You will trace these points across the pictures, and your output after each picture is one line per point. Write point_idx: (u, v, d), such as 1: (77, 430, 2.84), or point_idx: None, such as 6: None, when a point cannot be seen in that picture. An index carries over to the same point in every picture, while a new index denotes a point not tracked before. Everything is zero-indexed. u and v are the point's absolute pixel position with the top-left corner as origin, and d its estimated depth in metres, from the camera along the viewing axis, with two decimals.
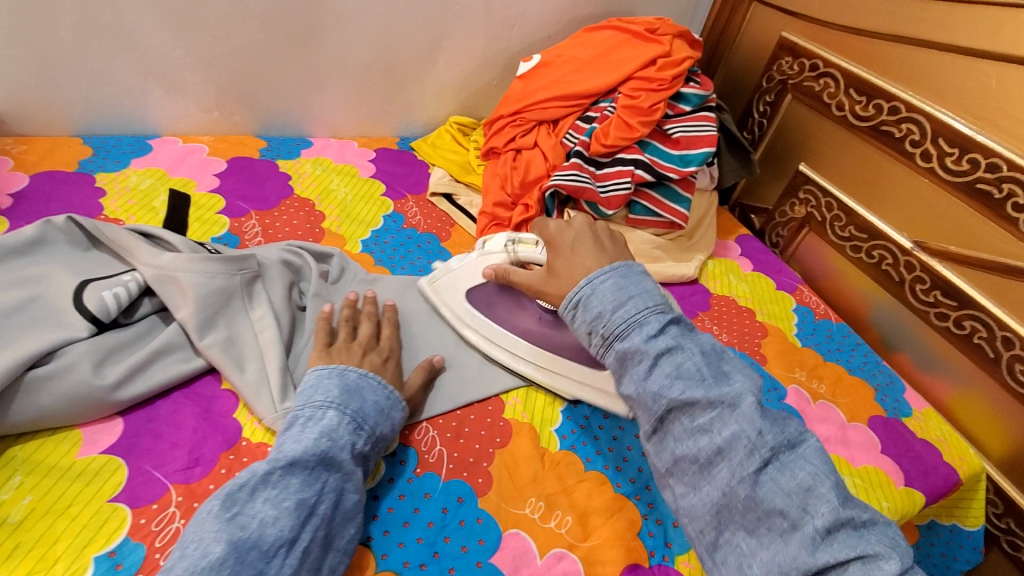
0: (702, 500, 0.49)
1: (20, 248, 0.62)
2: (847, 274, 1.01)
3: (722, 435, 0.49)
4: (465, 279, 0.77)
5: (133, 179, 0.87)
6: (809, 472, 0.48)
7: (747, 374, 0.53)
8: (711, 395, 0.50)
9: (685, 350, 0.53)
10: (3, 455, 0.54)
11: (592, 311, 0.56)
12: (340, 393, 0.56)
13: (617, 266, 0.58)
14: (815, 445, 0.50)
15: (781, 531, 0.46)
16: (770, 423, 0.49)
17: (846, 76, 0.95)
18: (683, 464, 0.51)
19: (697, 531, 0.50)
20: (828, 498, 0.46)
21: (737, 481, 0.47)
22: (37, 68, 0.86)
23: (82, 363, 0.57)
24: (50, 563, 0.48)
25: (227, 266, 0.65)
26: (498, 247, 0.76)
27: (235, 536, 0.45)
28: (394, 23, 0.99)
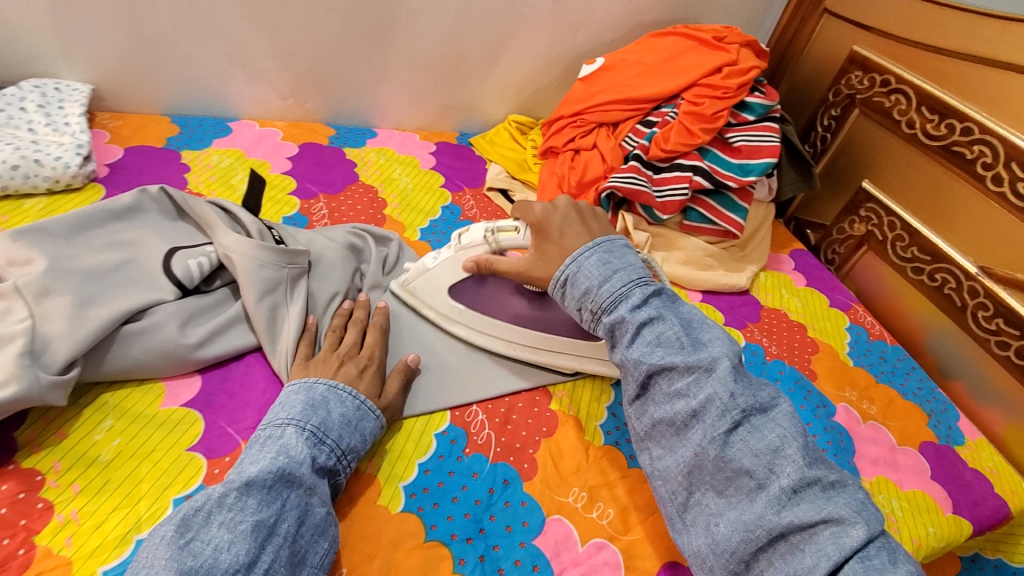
0: (676, 461, 0.52)
1: (118, 213, 0.67)
2: (905, 296, 0.99)
3: (697, 398, 0.51)
4: (445, 277, 0.73)
5: (214, 157, 0.93)
6: (778, 435, 0.50)
7: (726, 343, 0.55)
8: (688, 360, 0.53)
9: (666, 320, 0.56)
10: (98, 399, 0.59)
11: (580, 288, 0.60)
12: (303, 408, 0.55)
13: (601, 242, 0.62)
14: (788, 411, 0.52)
15: (748, 490, 0.48)
16: (744, 388, 0.52)
17: (918, 93, 0.93)
18: (660, 427, 0.54)
19: (670, 493, 0.53)
20: (795, 459, 0.48)
21: (708, 442, 0.50)
22: (136, 50, 0.93)
23: (169, 323, 0.61)
24: (135, 500, 0.53)
25: (277, 258, 0.68)
26: (477, 238, 0.70)
27: (186, 564, 0.42)
28: (464, 21, 1.02)
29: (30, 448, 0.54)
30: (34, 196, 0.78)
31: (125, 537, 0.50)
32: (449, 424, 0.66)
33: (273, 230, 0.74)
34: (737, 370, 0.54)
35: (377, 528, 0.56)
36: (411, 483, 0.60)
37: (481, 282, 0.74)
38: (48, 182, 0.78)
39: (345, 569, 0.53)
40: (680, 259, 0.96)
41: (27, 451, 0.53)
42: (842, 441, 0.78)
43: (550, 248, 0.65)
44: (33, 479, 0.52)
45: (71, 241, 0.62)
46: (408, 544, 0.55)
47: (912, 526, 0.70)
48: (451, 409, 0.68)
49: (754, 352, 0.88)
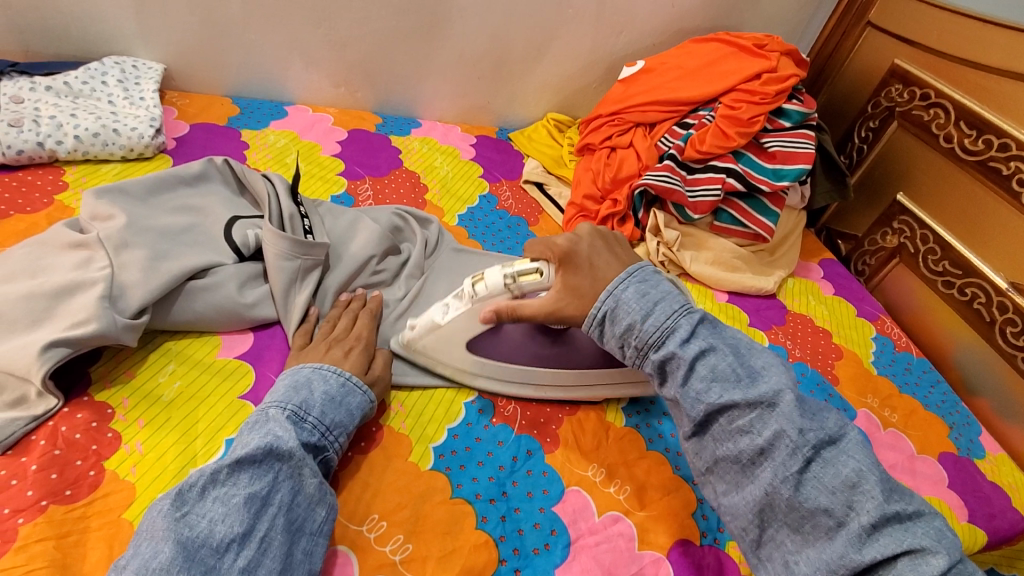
0: (746, 500, 0.52)
1: (188, 179, 0.73)
2: (934, 310, 0.98)
3: (763, 436, 0.51)
4: (461, 330, 0.65)
5: (271, 138, 0.99)
6: (852, 468, 0.50)
7: (782, 370, 0.54)
8: (749, 396, 0.52)
9: (718, 352, 0.55)
10: (163, 345, 0.64)
11: (622, 323, 0.58)
12: (286, 390, 0.56)
13: (633, 273, 0.60)
14: (857, 439, 0.52)
15: (826, 528, 0.48)
16: (809, 420, 0.52)
17: (958, 108, 0.93)
18: (724, 463, 0.54)
19: (741, 529, 0.53)
20: (874, 495, 0.48)
21: (780, 481, 0.49)
22: (207, 35, 0.99)
23: (229, 283, 0.67)
24: (193, 437, 0.58)
25: (293, 250, 0.68)
26: (497, 285, 0.63)
27: (183, 535, 0.43)
28: (511, 21, 1.07)
29: (102, 383, 0.59)
30: (110, 162, 0.85)
31: (183, 469, 0.55)
32: (478, 394, 0.70)
33: (305, 219, 0.75)
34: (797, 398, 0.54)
35: (407, 482, 0.59)
36: (440, 445, 0.64)
37: (497, 331, 0.67)
38: (123, 151, 0.85)
39: (377, 514, 0.57)
40: (708, 259, 0.98)
41: (100, 386, 0.59)
42: None
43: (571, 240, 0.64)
44: (104, 411, 0.57)
45: (146, 202, 0.69)
46: (436, 498, 0.59)
47: None
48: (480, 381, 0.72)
49: (777, 354, 0.89)
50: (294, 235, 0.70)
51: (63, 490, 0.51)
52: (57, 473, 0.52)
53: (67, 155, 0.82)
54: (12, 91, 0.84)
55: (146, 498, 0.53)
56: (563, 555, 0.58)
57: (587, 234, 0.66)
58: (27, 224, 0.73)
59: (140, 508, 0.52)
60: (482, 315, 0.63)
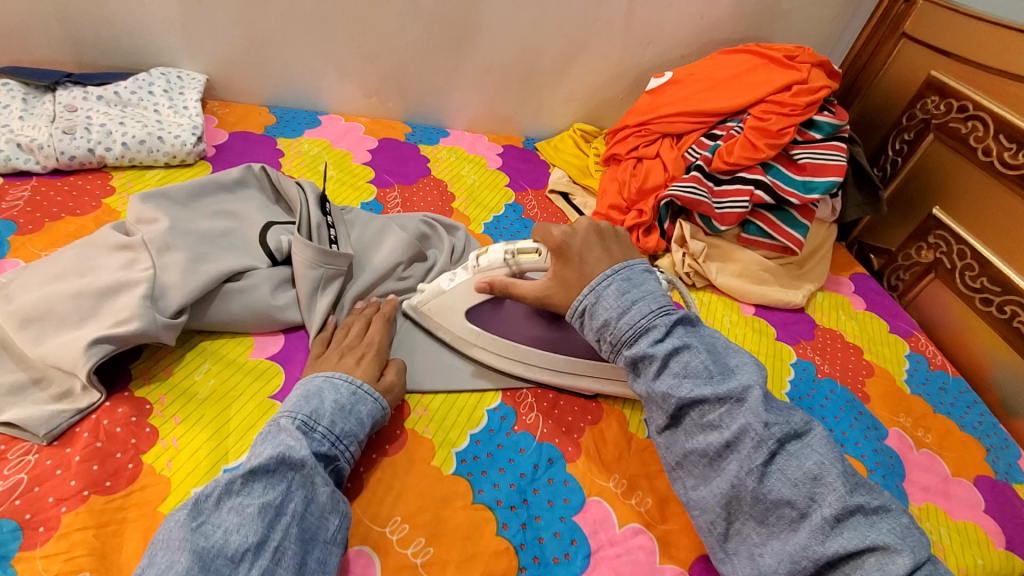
0: (713, 492, 0.55)
1: (227, 185, 0.76)
2: (971, 328, 0.95)
3: (730, 430, 0.54)
4: (460, 300, 0.71)
5: (306, 146, 1.02)
6: (816, 462, 0.53)
7: (751, 367, 0.58)
8: (718, 392, 0.56)
9: (692, 349, 0.58)
10: (200, 345, 0.67)
11: (600, 320, 0.61)
12: (297, 400, 0.57)
13: (618, 270, 0.63)
14: (821, 434, 0.56)
15: (790, 520, 0.52)
16: (776, 415, 0.55)
17: (996, 120, 0.91)
18: (693, 457, 0.57)
19: (710, 522, 0.56)
20: (835, 488, 0.51)
21: (745, 473, 0.53)
22: (247, 47, 1.03)
23: (262, 286, 0.69)
24: (225, 435, 0.60)
25: (316, 259, 0.70)
26: (497, 260, 0.69)
27: (199, 545, 0.44)
28: (540, 33, 1.08)
29: (142, 380, 0.62)
30: (154, 168, 0.89)
31: (215, 465, 0.57)
32: (500, 402, 0.70)
33: (331, 229, 0.77)
34: (765, 395, 0.57)
35: (429, 486, 0.60)
36: (463, 451, 0.64)
37: (498, 306, 0.72)
38: (166, 157, 0.89)
39: (399, 517, 0.57)
40: (734, 271, 0.97)
41: (140, 381, 0.62)
42: (891, 465, 0.77)
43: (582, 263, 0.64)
44: (143, 406, 0.60)
45: (188, 207, 0.72)
46: (457, 503, 0.60)
47: (960, 557, 0.68)
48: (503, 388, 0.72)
49: (805, 369, 0.87)
50: (320, 245, 0.72)
51: (104, 481, 0.54)
52: (98, 465, 0.54)
53: (115, 161, 0.86)
54: (67, 100, 0.89)
55: (180, 492, 0.55)
56: (583, 566, 0.57)
57: (582, 231, 0.67)
58: (77, 226, 0.77)
59: (174, 502, 0.54)
60: (477, 284, 0.69)
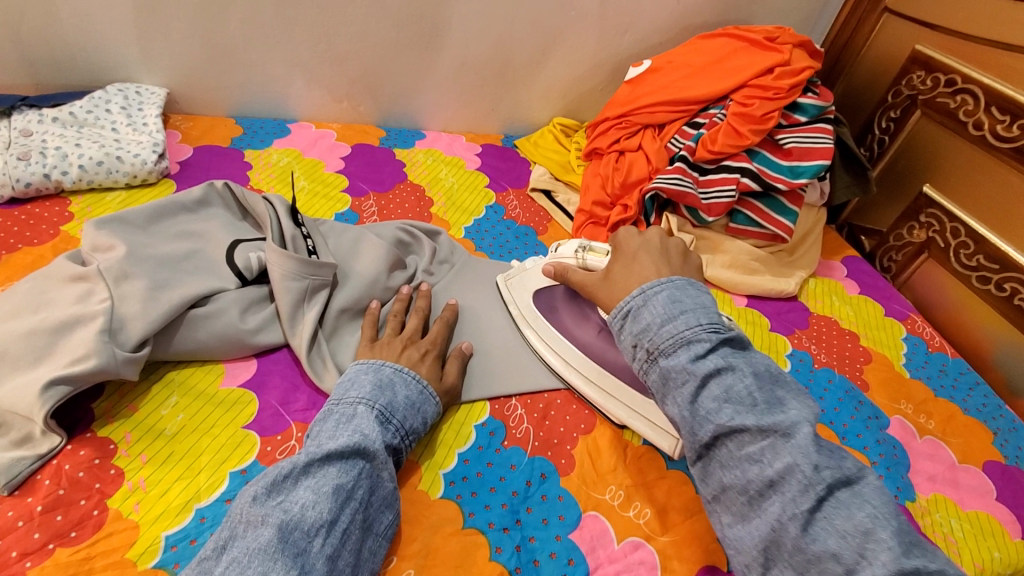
0: (750, 533, 0.48)
1: (190, 206, 0.73)
2: (970, 307, 0.93)
3: (773, 467, 0.47)
4: (533, 279, 0.79)
5: (274, 157, 0.98)
6: (868, 515, 0.44)
7: (804, 402, 0.51)
8: (761, 422, 0.49)
9: (737, 372, 0.52)
10: (166, 376, 0.63)
11: (641, 323, 0.57)
12: (372, 388, 0.57)
13: (674, 279, 0.58)
14: (875, 485, 0.47)
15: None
16: (827, 457, 0.47)
17: (987, 93, 0.88)
18: (730, 493, 0.50)
19: (743, 566, 0.49)
20: (889, 544, 0.42)
21: (786, 518, 0.45)
22: (208, 58, 0.99)
23: (231, 309, 0.65)
24: (196, 471, 0.56)
25: (299, 270, 0.68)
26: (569, 252, 0.75)
27: (280, 519, 0.45)
28: (514, 26, 1.04)
29: (105, 419, 0.58)
30: (114, 190, 0.85)
31: (187, 505, 0.54)
32: (488, 416, 0.67)
33: (307, 239, 0.74)
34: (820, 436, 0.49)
35: (418, 513, 0.57)
36: (451, 472, 0.61)
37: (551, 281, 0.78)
38: (127, 178, 0.85)
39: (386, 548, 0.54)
40: (725, 263, 0.95)
41: (103, 421, 0.58)
42: (895, 455, 0.74)
43: (619, 268, 0.67)
44: (107, 447, 0.56)
45: (147, 230, 0.68)
46: (446, 529, 0.57)
47: (972, 549, 0.67)
48: (490, 400, 0.69)
49: (802, 360, 0.85)
50: (302, 256, 0.69)
51: (69, 532, 0.51)
52: (62, 515, 0.51)
53: (73, 186, 0.82)
54: (21, 124, 0.85)
55: (149, 536, 0.52)
56: None
57: (647, 237, 0.69)
58: (33, 257, 0.73)
59: (145, 547, 0.51)
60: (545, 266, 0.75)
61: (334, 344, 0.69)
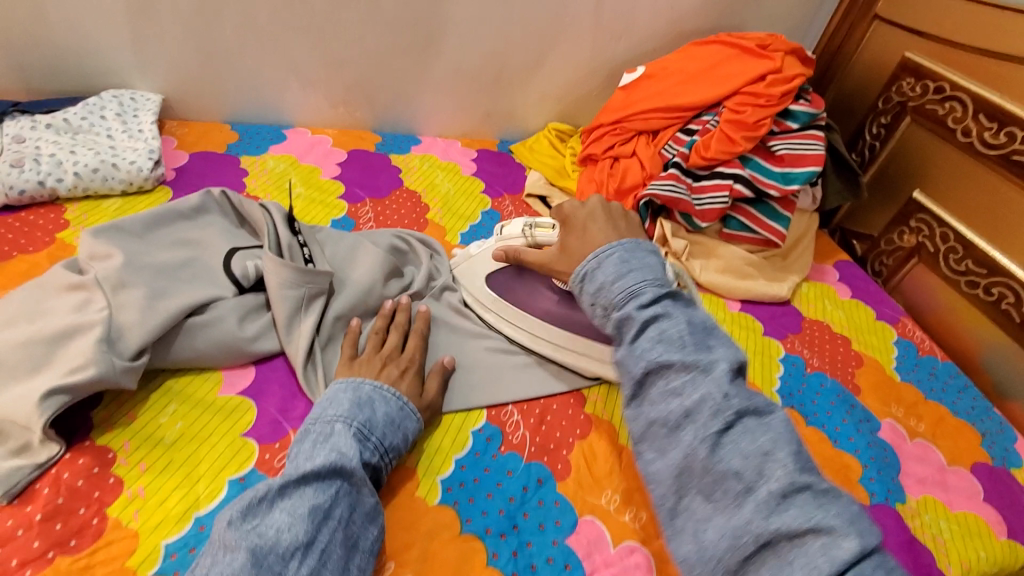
0: (667, 463, 0.50)
1: (187, 213, 0.73)
2: (959, 311, 0.95)
3: (691, 398, 0.50)
4: (482, 265, 0.80)
5: (271, 163, 0.99)
6: (770, 439, 0.48)
7: (731, 347, 0.54)
8: (687, 358, 0.52)
9: (672, 318, 0.55)
10: (164, 384, 0.63)
11: (596, 283, 0.59)
12: (350, 406, 0.57)
13: (625, 243, 0.61)
14: (784, 417, 0.50)
15: (735, 494, 0.46)
16: (740, 390, 0.50)
17: (975, 100, 0.90)
18: (654, 427, 0.52)
19: (660, 497, 0.50)
20: (784, 463, 0.46)
21: (698, 442, 0.48)
22: (204, 64, 0.99)
23: (229, 317, 0.66)
24: (195, 480, 0.57)
25: (295, 278, 0.68)
26: (516, 232, 0.78)
27: (253, 543, 0.45)
28: (509, 32, 1.05)
29: (104, 427, 0.59)
30: (110, 197, 0.86)
31: (186, 513, 0.54)
32: (485, 423, 0.68)
33: (304, 248, 0.74)
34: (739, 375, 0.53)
35: (416, 519, 0.58)
36: (448, 477, 0.62)
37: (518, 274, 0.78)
38: (123, 184, 0.85)
39: (384, 555, 0.55)
40: (718, 268, 0.96)
41: (102, 429, 0.58)
42: (886, 458, 0.76)
43: (572, 241, 0.68)
44: (106, 456, 0.57)
45: (144, 238, 0.68)
46: (444, 535, 0.57)
47: (961, 550, 0.68)
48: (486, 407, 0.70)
49: (794, 363, 0.86)
50: (299, 264, 0.70)
51: (68, 540, 0.51)
52: (61, 523, 0.52)
53: (68, 192, 0.82)
54: (14, 131, 0.85)
55: (148, 545, 0.52)
56: None
57: (591, 205, 0.69)
58: (29, 264, 0.73)
59: (144, 556, 0.51)
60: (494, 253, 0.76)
61: (331, 354, 0.69)
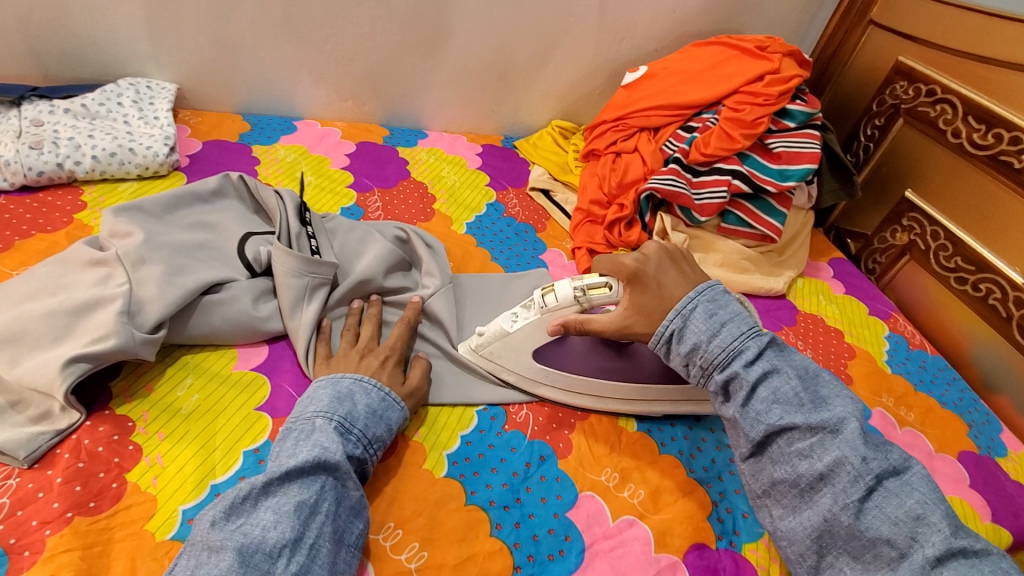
0: (804, 523, 0.54)
1: (205, 196, 0.75)
2: (948, 307, 0.98)
3: (824, 461, 0.53)
4: (528, 339, 0.69)
5: (282, 152, 1.01)
6: (916, 500, 0.51)
7: (843, 399, 0.57)
8: (810, 421, 0.55)
9: (781, 376, 0.57)
10: (181, 358, 0.66)
11: (688, 343, 0.60)
12: (331, 401, 0.58)
13: (702, 291, 0.62)
14: (918, 473, 0.54)
15: (888, 559, 0.50)
16: (872, 450, 0.53)
17: (964, 102, 0.93)
18: (781, 487, 0.56)
19: (798, 554, 0.55)
20: (938, 528, 0.49)
21: (839, 508, 0.51)
22: (218, 55, 1.02)
23: (243, 297, 0.68)
24: (211, 449, 0.59)
25: (300, 267, 0.69)
26: (566, 297, 0.66)
27: (239, 542, 0.46)
28: (515, 30, 1.08)
29: (122, 397, 0.61)
30: (126, 181, 0.88)
31: (202, 481, 0.56)
32: (490, 402, 0.70)
33: (312, 239, 0.76)
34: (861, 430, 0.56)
35: (424, 489, 0.60)
36: (454, 452, 0.64)
37: (563, 340, 0.70)
38: (139, 169, 0.87)
39: (393, 523, 0.57)
40: (716, 261, 0.98)
41: (121, 399, 0.60)
42: None
43: (651, 303, 0.62)
44: (125, 424, 0.59)
45: (163, 219, 0.70)
46: (451, 505, 0.60)
47: None
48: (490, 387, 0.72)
49: None
50: (304, 254, 0.71)
51: (88, 502, 0.53)
52: (81, 486, 0.53)
53: (85, 175, 0.84)
54: (33, 114, 0.87)
55: (167, 510, 0.54)
56: (577, 561, 0.58)
57: (654, 256, 0.65)
58: (48, 243, 0.75)
59: (162, 520, 0.53)
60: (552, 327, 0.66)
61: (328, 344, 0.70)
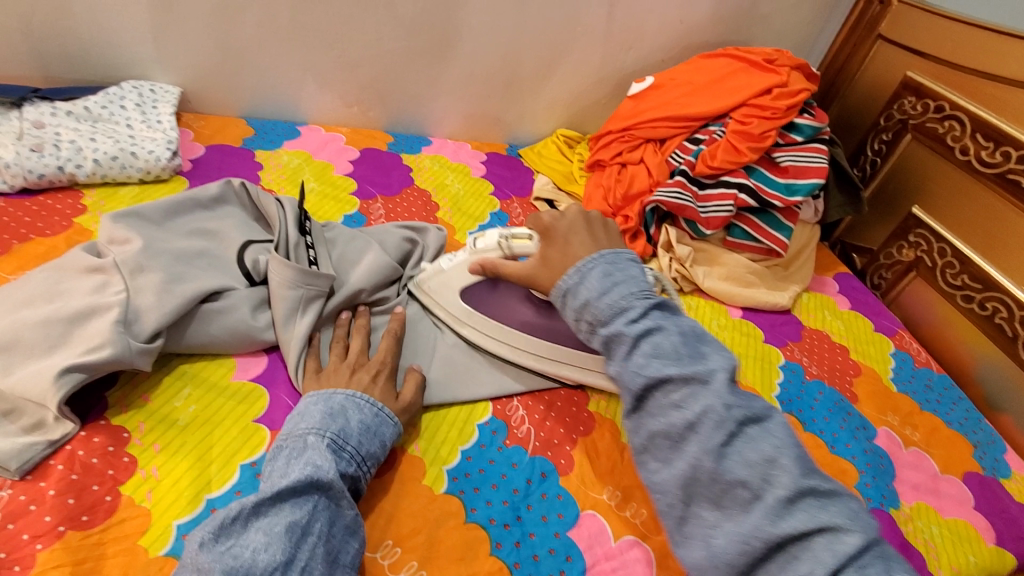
0: (671, 475, 0.48)
1: (206, 203, 0.74)
2: (953, 324, 0.97)
3: (692, 411, 0.48)
4: (456, 279, 0.75)
5: (285, 158, 1.01)
6: (773, 446, 0.46)
7: (724, 353, 0.51)
8: (684, 371, 0.49)
9: (665, 331, 0.52)
10: (179, 368, 0.65)
11: (581, 299, 0.56)
12: (323, 418, 0.57)
13: (605, 254, 0.58)
14: (781, 420, 0.49)
15: (743, 502, 0.45)
16: (741, 398, 0.48)
17: (973, 119, 0.92)
18: (656, 439, 0.50)
19: (667, 506, 0.49)
20: (790, 469, 0.44)
21: (702, 454, 0.46)
22: (222, 59, 1.01)
23: (241, 307, 0.67)
24: (207, 462, 0.58)
25: (296, 279, 0.68)
26: (491, 243, 0.72)
27: (228, 565, 0.44)
28: (522, 39, 1.07)
29: (118, 408, 0.60)
30: (127, 185, 0.87)
31: (197, 495, 0.55)
32: (491, 416, 0.69)
33: (311, 248, 0.75)
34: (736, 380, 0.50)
35: (422, 506, 0.59)
36: (454, 467, 0.63)
37: (494, 287, 0.75)
38: (140, 173, 0.87)
39: (391, 540, 0.56)
40: (721, 275, 0.97)
41: (117, 409, 0.60)
42: (882, 464, 0.77)
43: (555, 253, 0.62)
44: (120, 435, 0.58)
45: (163, 226, 0.70)
46: (450, 523, 0.58)
47: (953, 555, 0.69)
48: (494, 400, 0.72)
49: (794, 371, 0.87)
50: (301, 265, 0.69)
51: (80, 516, 0.52)
52: (74, 499, 0.52)
53: (86, 179, 0.84)
54: (34, 116, 0.86)
55: (161, 525, 0.53)
56: None
57: (572, 216, 0.65)
58: (46, 247, 0.74)
59: (155, 535, 0.52)
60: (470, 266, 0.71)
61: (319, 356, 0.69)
